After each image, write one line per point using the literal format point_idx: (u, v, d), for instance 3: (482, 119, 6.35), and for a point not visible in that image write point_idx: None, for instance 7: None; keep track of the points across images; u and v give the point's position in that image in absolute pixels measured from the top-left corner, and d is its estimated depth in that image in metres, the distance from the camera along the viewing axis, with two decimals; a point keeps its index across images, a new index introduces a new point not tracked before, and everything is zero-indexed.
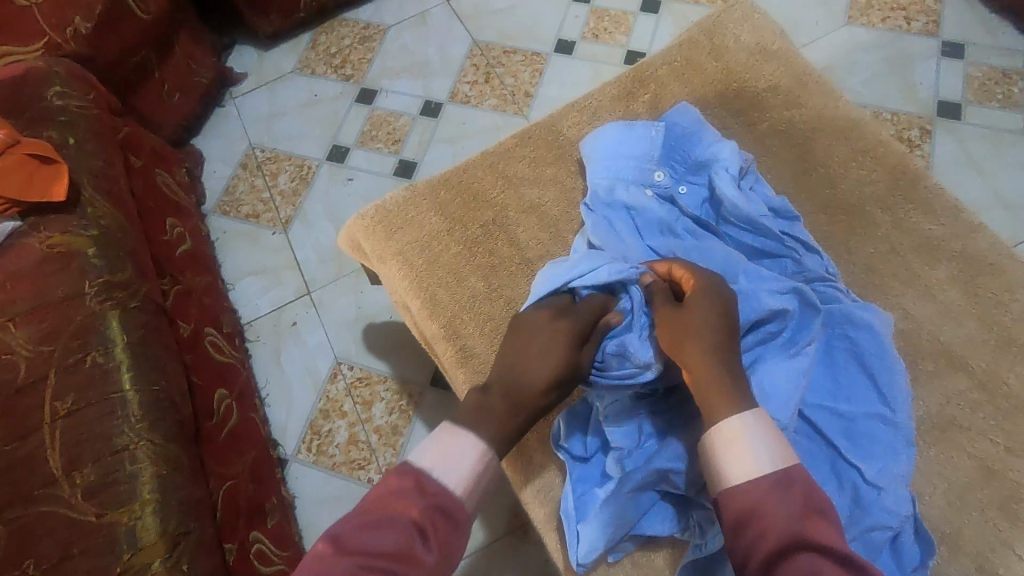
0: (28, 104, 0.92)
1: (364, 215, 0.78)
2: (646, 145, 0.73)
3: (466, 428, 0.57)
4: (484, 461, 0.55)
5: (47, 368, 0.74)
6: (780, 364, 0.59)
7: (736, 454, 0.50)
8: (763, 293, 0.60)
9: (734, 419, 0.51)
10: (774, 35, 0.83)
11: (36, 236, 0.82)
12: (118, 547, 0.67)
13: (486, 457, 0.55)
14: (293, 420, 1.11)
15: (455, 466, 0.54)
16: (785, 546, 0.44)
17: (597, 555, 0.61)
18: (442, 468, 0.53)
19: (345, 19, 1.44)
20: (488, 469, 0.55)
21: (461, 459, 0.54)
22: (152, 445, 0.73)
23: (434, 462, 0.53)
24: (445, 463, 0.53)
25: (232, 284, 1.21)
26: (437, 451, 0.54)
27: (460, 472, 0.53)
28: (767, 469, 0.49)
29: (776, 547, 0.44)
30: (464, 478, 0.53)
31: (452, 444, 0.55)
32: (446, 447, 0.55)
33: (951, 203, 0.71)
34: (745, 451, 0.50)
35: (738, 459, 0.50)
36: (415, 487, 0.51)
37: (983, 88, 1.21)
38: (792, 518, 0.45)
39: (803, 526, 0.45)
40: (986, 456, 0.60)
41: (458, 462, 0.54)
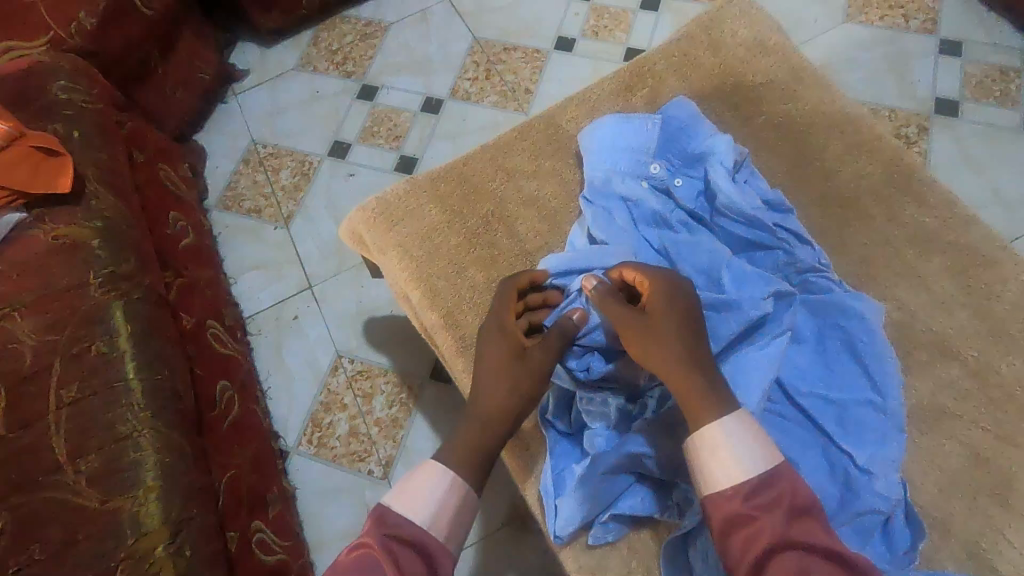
0: (34, 98, 0.93)
1: (365, 207, 0.79)
2: (643, 137, 0.74)
3: (435, 462, 0.56)
4: (454, 494, 0.54)
5: (52, 357, 0.75)
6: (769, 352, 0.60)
7: (720, 457, 0.50)
8: (756, 302, 0.61)
9: (716, 424, 0.51)
10: (771, 30, 0.83)
11: (41, 227, 0.83)
12: (122, 532, 0.68)
13: (458, 489, 0.55)
14: (294, 412, 1.12)
15: (427, 501, 0.53)
16: (774, 543, 0.45)
17: (573, 530, 0.62)
18: (413, 504, 0.53)
19: (347, 17, 1.45)
20: (462, 500, 0.55)
21: (432, 493, 0.54)
22: (155, 433, 0.74)
23: (406, 500, 0.53)
24: (415, 499, 0.53)
25: (234, 278, 1.22)
26: (407, 488, 0.54)
27: (431, 506, 0.53)
28: (752, 471, 0.49)
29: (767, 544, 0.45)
30: (436, 513, 0.53)
31: (422, 479, 0.55)
32: (415, 483, 0.54)
33: (945, 196, 0.72)
34: (728, 456, 0.50)
35: (721, 463, 0.50)
36: (388, 527, 0.51)
37: (980, 85, 1.22)
38: (779, 519, 0.46)
39: (788, 527, 0.46)
40: (977, 444, 0.61)
41: (430, 497, 0.53)
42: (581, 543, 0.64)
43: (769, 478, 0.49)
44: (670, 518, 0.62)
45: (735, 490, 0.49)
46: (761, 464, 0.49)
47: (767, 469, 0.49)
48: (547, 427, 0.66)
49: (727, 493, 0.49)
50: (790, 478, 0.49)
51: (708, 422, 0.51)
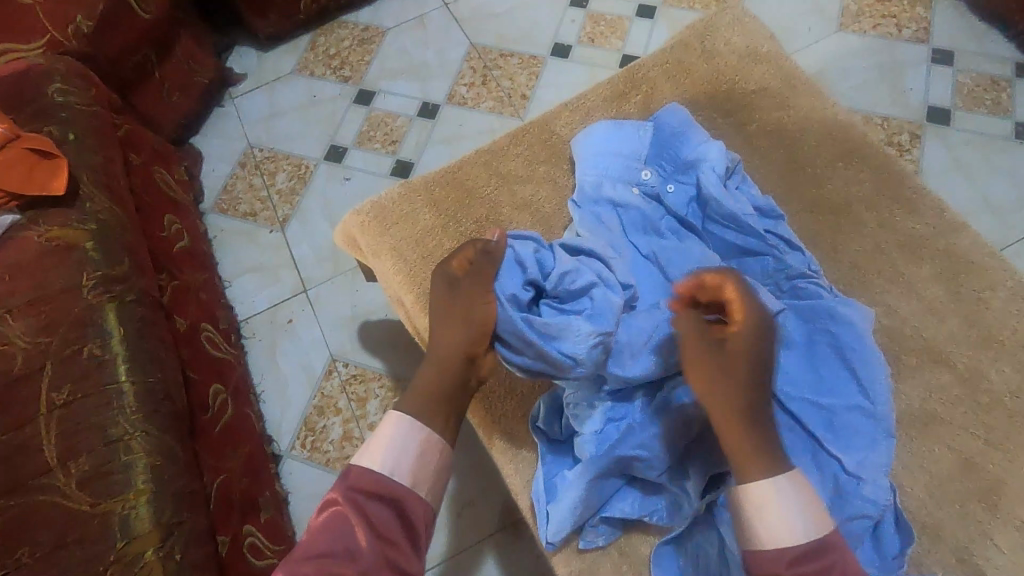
0: (30, 101, 0.93)
1: (360, 210, 0.79)
2: (634, 145, 0.76)
3: (398, 412, 0.55)
4: (418, 441, 0.54)
5: (44, 360, 0.75)
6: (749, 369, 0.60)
7: (767, 522, 0.48)
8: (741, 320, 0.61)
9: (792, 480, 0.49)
10: (764, 38, 0.84)
11: (35, 229, 0.83)
12: (112, 535, 0.67)
13: (420, 434, 0.54)
14: (288, 416, 1.11)
15: (392, 453, 0.53)
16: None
17: (564, 534, 0.62)
18: (380, 460, 0.52)
19: (345, 22, 1.45)
20: (430, 449, 0.54)
21: (396, 444, 0.53)
22: (147, 436, 0.74)
23: (371, 454, 0.53)
24: (380, 453, 0.53)
25: (228, 282, 1.22)
26: (372, 445, 0.53)
27: (397, 458, 0.53)
28: (801, 538, 0.47)
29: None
30: (403, 463, 0.53)
31: (386, 434, 0.54)
32: (379, 439, 0.53)
33: (935, 204, 0.73)
34: (777, 519, 0.48)
35: (768, 527, 0.48)
36: (354, 483, 0.51)
37: (972, 94, 1.23)
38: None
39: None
40: (966, 450, 0.61)
41: (394, 449, 0.53)
42: (573, 547, 0.64)
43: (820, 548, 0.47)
44: (658, 520, 0.62)
45: (779, 554, 0.47)
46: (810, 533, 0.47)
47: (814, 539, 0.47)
48: (539, 433, 0.66)
49: (768, 556, 0.47)
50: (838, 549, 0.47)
51: (761, 480, 0.49)
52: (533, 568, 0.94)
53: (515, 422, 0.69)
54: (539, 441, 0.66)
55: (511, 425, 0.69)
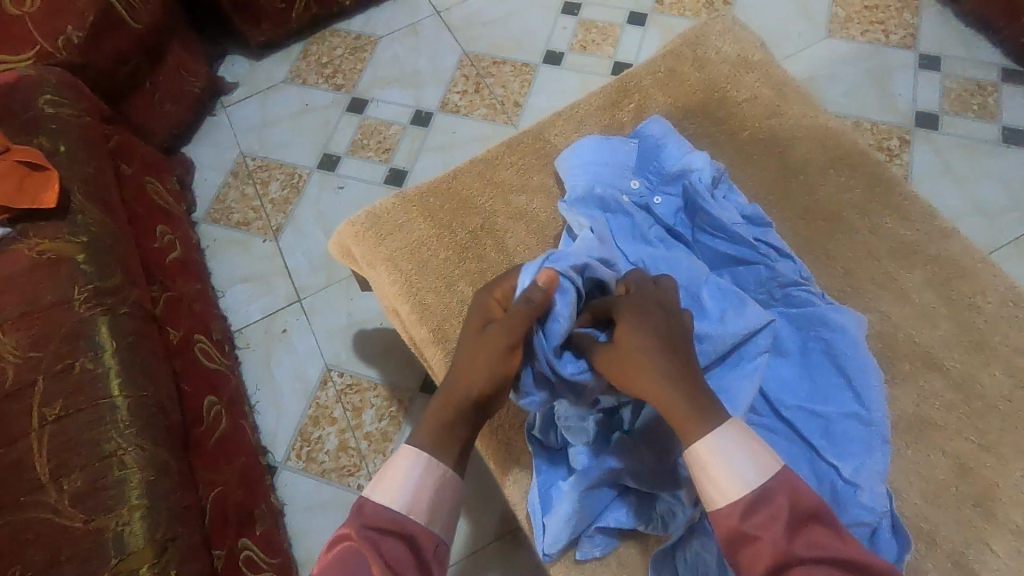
0: (21, 112, 0.93)
1: (354, 221, 0.79)
2: (621, 157, 0.75)
3: (411, 447, 0.55)
4: (429, 477, 0.53)
5: (35, 375, 0.74)
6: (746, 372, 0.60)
7: (715, 478, 0.48)
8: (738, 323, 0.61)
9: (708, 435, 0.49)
10: (755, 47, 0.85)
11: (26, 242, 0.82)
12: (106, 552, 0.67)
13: (435, 470, 0.54)
14: (283, 427, 1.11)
15: (405, 488, 0.53)
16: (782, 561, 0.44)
17: (561, 547, 0.62)
18: (395, 495, 0.52)
19: (337, 30, 1.45)
20: (444, 483, 0.54)
21: (408, 478, 0.53)
22: (140, 450, 0.73)
23: (385, 489, 0.53)
24: (394, 488, 0.52)
25: (222, 292, 1.21)
26: (388, 479, 0.53)
27: (409, 492, 0.52)
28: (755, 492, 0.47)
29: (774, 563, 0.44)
30: (415, 498, 0.52)
31: (401, 468, 0.53)
32: (395, 473, 0.53)
33: (925, 210, 0.74)
34: (724, 470, 0.48)
35: (716, 479, 0.48)
36: (367, 518, 0.51)
37: (959, 99, 1.24)
38: (779, 534, 0.45)
39: (789, 543, 0.44)
40: (960, 454, 0.61)
41: (408, 484, 0.53)
42: (570, 559, 0.63)
43: (769, 493, 0.47)
44: (653, 530, 0.62)
45: (732, 508, 0.47)
46: (760, 475, 0.48)
47: (765, 483, 0.47)
48: (535, 446, 0.66)
49: (724, 510, 0.47)
50: (790, 490, 0.47)
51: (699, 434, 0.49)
52: None
53: (511, 432, 0.69)
54: (536, 455, 0.66)
55: (508, 435, 0.69)
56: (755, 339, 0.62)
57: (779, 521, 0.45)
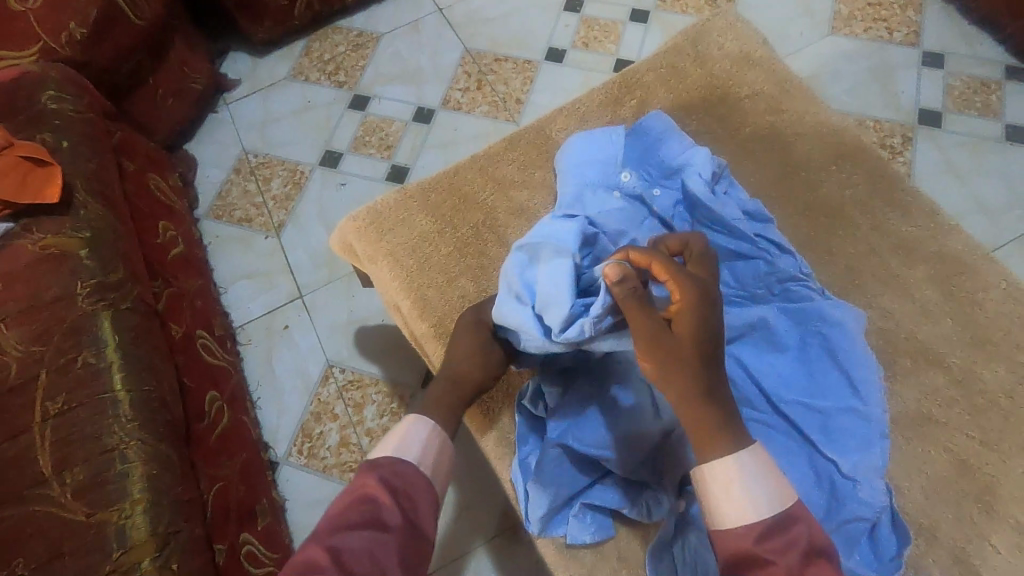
0: (24, 108, 0.93)
1: (356, 216, 0.79)
2: (615, 152, 0.75)
3: (410, 415, 0.59)
4: (431, 435, 0.57)
5: (38, 369, 0.74)
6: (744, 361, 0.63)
7: (733, 498, 0.47)
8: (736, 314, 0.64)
9: (733, 457, 0.48)
10: (758, 43, 0.85)
11: (29, 237, 0.83)
12: (108, 546, 0.67)
13: (438, 434, 0.58)
14: (284, 422, 1.11)
15: (414, 445, 0.55)
16: None
17: (543, 515, 0.62)
18: (405, 451, 0.54)
19: (339, 27, 1.45)
20: (444, 447, 0.58)
21: (415, 436, 0.56)
22: (142, 445, 0.74)
23: (395, 447, 0.55)
24: (404, 443, 0.55)
25: (224, 288, 1.22)
26: (397, 438, 0.55)
27: (419, 448, 0.55)
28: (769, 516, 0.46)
29: None
30: (424, 453, 0.55)
31: (408, 430, 0.56)
32: (403, 434, 0.56)
33: (928, 206, 0.74)
34: (740, 493, 0.47)
35: (732, 501, 0.47)
36: (380, 469, 0.52)
37: (963, 96, 1.24)
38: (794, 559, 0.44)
39: (804, 570, 0.44)
40: (961, 450, 0.61)
41: (415, 443, 0.56)
42: (558, 542, 0.63)
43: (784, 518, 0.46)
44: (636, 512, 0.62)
45: (747, 530, 0.46)
46: (773, 499, 0.47)
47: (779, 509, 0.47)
48: (523, 410, 0.67)
49: (738, 532, 0.46)
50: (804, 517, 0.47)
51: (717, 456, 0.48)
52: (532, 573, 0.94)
53: (512, 427, 0.69)
54: (522, 418, 0.67)
55: (509, 430, 0.69)
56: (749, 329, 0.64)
57: (793, 548, 0.45)
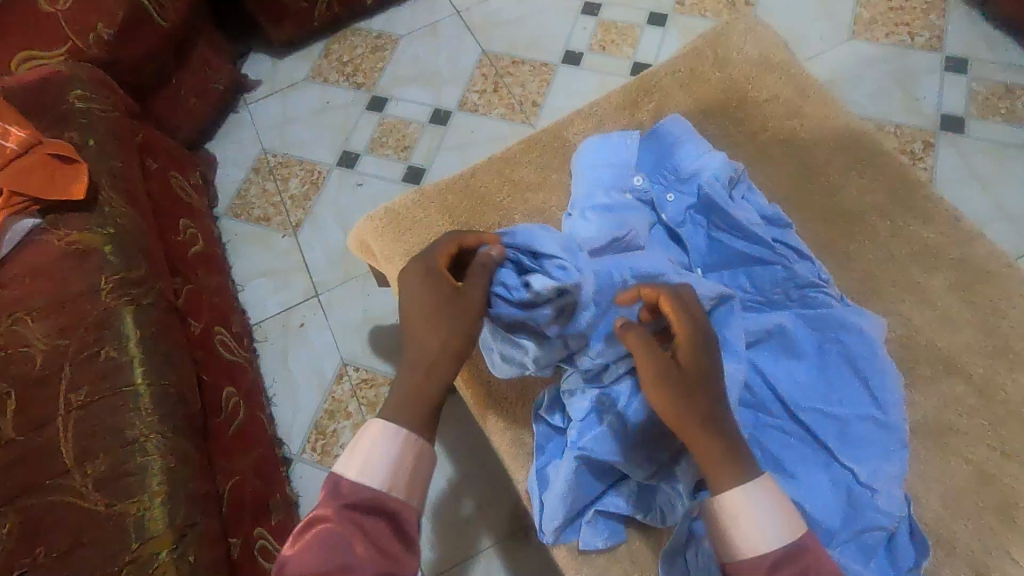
0: (53, 106, 0.95)
1: (373, 216, 0.80)
2: (628, 154, 0.76)
3: (380, 420, 0.53)
4: (409, 447, 0.52)
5: (62, 362, 0.76)
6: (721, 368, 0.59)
7: (741, 526, 0.48)
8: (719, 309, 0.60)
9: (738, 493, 0.49)
10: (777, 46, 0.84)
11: (54, 233, 0.84)
12: (127, 537, 0.68)
13: (410, 444, 0.52)
14: (299, 420, 1.12)
15: (376, 459, 0.51)
16: None
17: (558, 526, 0.61)
18: (375, 470, 0.51)
19: (358, 29, 1.47)
20: (417, 456, 0.52)
21: (381, 449, 0.51)
22: (161, 438, 0.75)
23: (376, 468, 0.51)
24: (359, 460, 0.51)
25: (241, 285, 1.23)
26: (365, 458, 0.51)
27: (385, 465, 0.51)
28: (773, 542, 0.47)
29: None
30: (393, 474, 0.51)
31: (385, 452, 0.51)
32: (373, 453, 0.51)
33: (951, 213, 0.73)
34: (752, 526, 0.48)
35: (743, 532, 0.48)
36: (343, 498, 0.50)
37: (986, 103, 1.22)
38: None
39: None
40: (981, 460, 0.60)
41: (385, 462, 0.51)
42: (572, 547, 0.63)
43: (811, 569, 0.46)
44: (650, 518, 0.61)
45: None
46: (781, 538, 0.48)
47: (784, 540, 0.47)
48: (539, 421, 0.67)
49: None
50: None
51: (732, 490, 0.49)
52: None
53: (525, 428, 0.69)
54: (537, 430, 0.67)
55: (522, 430, 0.69)
56: (740, 329, 0.61)
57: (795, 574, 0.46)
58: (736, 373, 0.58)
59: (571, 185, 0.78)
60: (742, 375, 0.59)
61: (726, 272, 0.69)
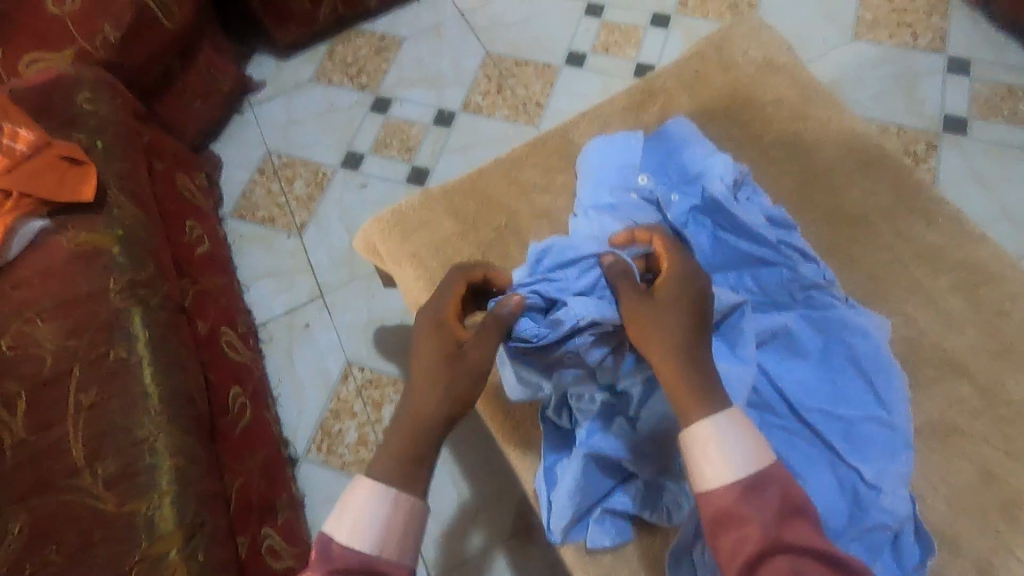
0: (61, 108, 0.96)
1: (380, 217, 0.80)
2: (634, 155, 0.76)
3: (370, 479, 0.51)
4: (398, 505, 0.50)
5: (72, 363, 0.77)
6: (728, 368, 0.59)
7: (710, 455, 0.48)
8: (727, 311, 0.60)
9: (708, 423, 0.49)
10: (781, 49, 0.85)
11: (63, 234, 0.85)
12: (137, 536, 0.69)
13: (400, 503, 0.50)
14: (304, 420, 1.13)
15: (366, 520, 0.49)
16: (766, 547, 0.43)
17: (566, 524, 0.62)
18: (364, 530, 0.49)
19: (362, 31, 1.47)
20: (408, 515, 0.51)
21: (376, 514, 0.49)
22: (171, 438, 0.76)
23: (365, 530, 0.49)
24: (348, 522, 0.49)
25: (247, 286, 1.24)
26: (353, 519, 0.49)
27: (378, 528, 0.49)
28: (740, 472, 0.47)
29: (760, 547, 0.43)
30: (381, 534, 0.49)
31: (374, 511, 0.50)
32: (362, 513, 0.49)
33: (954, 215, 0.73)
34: (722, 453, 0.48)
35: (712, 460, 0.48)
36: (332, 561, 0.48)
37: (989, 104, 1.23)
38: (771, 520, 0.44)
39: (780, 529, 0.44)
40: (985, 460, 0.61)
41: (375, 522, 0.49)
42: (579, 547, 0.64)
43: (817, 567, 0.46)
44: (657, 517, 0.62)
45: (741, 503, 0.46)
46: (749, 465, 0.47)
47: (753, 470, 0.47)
48: (546, 424, 0.67)
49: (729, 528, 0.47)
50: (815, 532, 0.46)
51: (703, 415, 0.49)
52: None
53: (532, 428, 0.70)
54: (545, 432, 0.66)
55: (529, 430, 0.69)
56: (746, 330, 0.61)
57: None
58: (741, 373, 0.59)
59: (576, 187, 0.79)
60: (747, 375, 0.59)
61: (732, 272, 0.69)
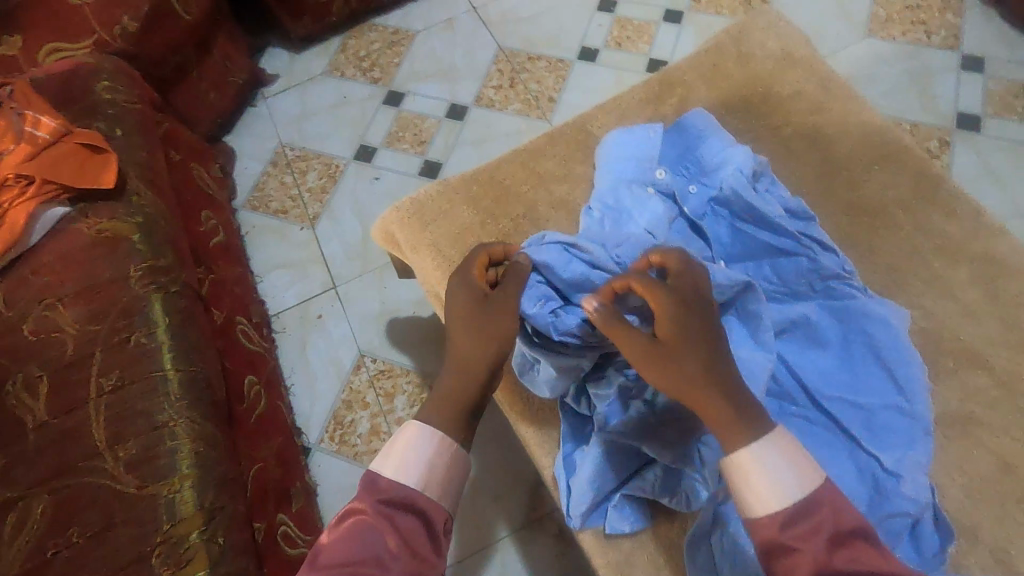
0: (82, 97, 0.97)
1: (399, 207, 0.81)
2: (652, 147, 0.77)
3: (418, 423, 0.54)
4: (444, 449, 0.53)
5: (93, 347, 0.77)
6: (745, 356, 0.60)
7: (754, 484, 0.48)
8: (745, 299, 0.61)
9: (748, 451, 0.49)
10: (799, 43, 0.85)
11: (84, 221, 0.86)
12: (158, 518, 0.69)
13: (445, 447, 0.53)
14: (317, 410, 1.14)
15: (412, 459, 0.52)
16: (818, 573, 0.44)
17: (585, 510, 0.62)
18: (409, 469, 0.52)
19: (376, 24, 1.48)
20: (451, 460, 0.53)
21: (421, 454, 0.52)
22: (191, 422, 0.76)
23: (410, 467, 0.52)
24: (395, 459, 0.52)
25: (260, 276, 1.25)
26: (399, 458, 0.52)
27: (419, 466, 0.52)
28: (787, 497, 0.47)
29: (811, 574, 0.44)
30: (426, 471, 0.52)
31: (419, 452, 0.53)
32: (408, 452, 0.52)
33: (973, 208, 0.73)
34: (763, 481, 0.48)
35: (757, 489, 0.48)
36: (380, 492, 0.51)
37: (1003, 102, 1.22)
38: (820, 546, 0.45)
39: (830, 553, 0.44)
40: (1003, 451, 0.61)
41: (419, 463, 0.52)
42: (598, 532, 0.64)
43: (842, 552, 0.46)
44: (676, 503, 0.62)
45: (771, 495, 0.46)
46: (802, 489, 0.48)
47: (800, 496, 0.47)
48: (566, 412, 0.67)
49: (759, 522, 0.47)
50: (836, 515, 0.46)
51: (744, 444, 0.49)
52: (559, 565, 0.95)
53: (549, 416, 0.70)
54: (565, 419, 0.67)
55: (547, 418, 0.70)
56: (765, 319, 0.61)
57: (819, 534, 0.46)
58: (759, 360, 0.59)
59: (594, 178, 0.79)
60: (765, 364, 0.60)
61: (750, 263, 0.70)
